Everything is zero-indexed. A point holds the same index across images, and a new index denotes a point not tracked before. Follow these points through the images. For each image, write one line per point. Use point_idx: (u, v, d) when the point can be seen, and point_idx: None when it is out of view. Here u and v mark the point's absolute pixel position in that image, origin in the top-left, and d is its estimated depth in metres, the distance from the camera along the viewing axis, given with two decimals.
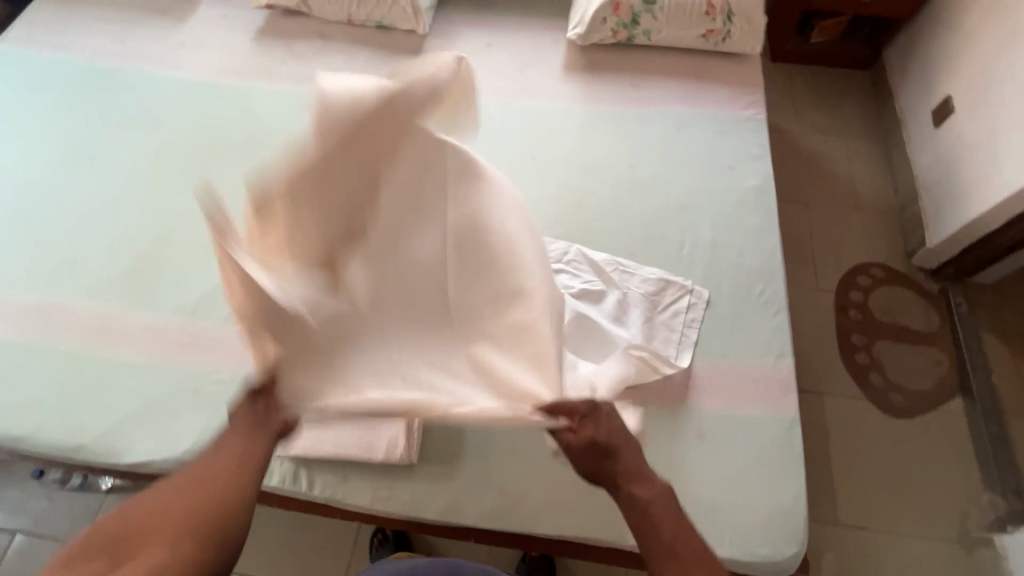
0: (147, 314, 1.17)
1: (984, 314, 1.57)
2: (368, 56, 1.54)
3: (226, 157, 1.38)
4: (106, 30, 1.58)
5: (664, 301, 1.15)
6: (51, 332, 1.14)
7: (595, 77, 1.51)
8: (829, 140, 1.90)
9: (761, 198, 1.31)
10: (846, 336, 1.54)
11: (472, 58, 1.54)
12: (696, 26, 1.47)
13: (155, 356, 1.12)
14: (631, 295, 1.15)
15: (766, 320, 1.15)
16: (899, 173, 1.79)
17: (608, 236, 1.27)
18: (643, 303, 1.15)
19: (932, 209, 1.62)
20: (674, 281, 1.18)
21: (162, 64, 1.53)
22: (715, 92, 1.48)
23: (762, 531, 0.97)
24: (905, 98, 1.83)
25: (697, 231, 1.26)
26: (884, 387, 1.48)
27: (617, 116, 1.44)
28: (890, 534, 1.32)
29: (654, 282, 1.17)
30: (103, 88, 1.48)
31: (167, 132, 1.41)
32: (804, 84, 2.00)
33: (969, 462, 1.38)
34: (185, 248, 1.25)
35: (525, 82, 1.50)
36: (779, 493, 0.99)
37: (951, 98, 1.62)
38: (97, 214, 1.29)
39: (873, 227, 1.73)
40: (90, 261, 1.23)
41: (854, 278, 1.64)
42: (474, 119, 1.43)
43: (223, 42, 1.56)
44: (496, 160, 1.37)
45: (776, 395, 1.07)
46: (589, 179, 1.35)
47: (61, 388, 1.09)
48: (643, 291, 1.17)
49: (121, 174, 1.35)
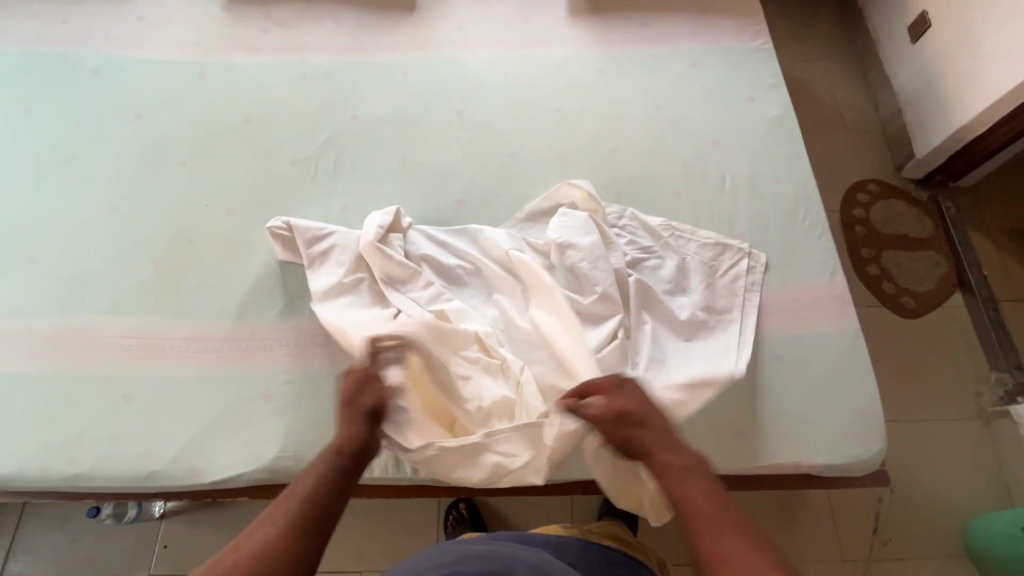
0: (188, 323, 1.07)
1: (968, 216, 1.71)
2: (360, 18, 1.42)
3: (226, 141, 1.25)
4: (44, 11, 1.37)
5: (721, 261, 1.16)
6: (82, 358, 1.03)
7: (602, 20, 1.46)
8: (811, 66, 1.96)
9: (786, 126, 1.34)
10: (857, 252, 1.64)
11: (472, 9, 1.45)
12: None
13: (210, 368, 1.03)
14: (690, 259, 1.16)
15: (814, 242, 1.20)
16: (879, 91, 1.88)
17: (652, 181, 1.26)
18: (700, 264, 1.16)
19: (916, 122, 1.72)
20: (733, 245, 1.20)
21: (122, 45, 1.34)
22: (722, 25, 1.47)
23: (850, 435, 1.04)
24: (878, 17, 1.89)
25: (734, 166, 1.28)
26: (896, 293, 1.60)
27: (633, 57, 1.41)
28: (920, 423, 1.46)
29: (714, 244, 1.16)
30: (56, 77, 1.29)
31: (149, 121, 1.26)
32: (780, 13, 2.04)
33: (975, 348, 1.54)
34: (210, 247, 1.14)
35: (533, 32, 1.43)
36: (857, 399, 1.06)
37: (926, 14, 1.69)
38: (94, 221, 1.15)
39: (863, 146, 1.82)
40: (102, 274, 1.10)
41: (855, 197, 1.73)
42: (490, 74, 1.36)
43: (190, 15, 1.39)
44: (522, 116, 1.32)
45: (837, 310, 1.13)
46: (619, 125, 1.32)
47: (111, 416, 0.99)
48: (702, 256, 1.17)
49: (108, 173, 1.20)
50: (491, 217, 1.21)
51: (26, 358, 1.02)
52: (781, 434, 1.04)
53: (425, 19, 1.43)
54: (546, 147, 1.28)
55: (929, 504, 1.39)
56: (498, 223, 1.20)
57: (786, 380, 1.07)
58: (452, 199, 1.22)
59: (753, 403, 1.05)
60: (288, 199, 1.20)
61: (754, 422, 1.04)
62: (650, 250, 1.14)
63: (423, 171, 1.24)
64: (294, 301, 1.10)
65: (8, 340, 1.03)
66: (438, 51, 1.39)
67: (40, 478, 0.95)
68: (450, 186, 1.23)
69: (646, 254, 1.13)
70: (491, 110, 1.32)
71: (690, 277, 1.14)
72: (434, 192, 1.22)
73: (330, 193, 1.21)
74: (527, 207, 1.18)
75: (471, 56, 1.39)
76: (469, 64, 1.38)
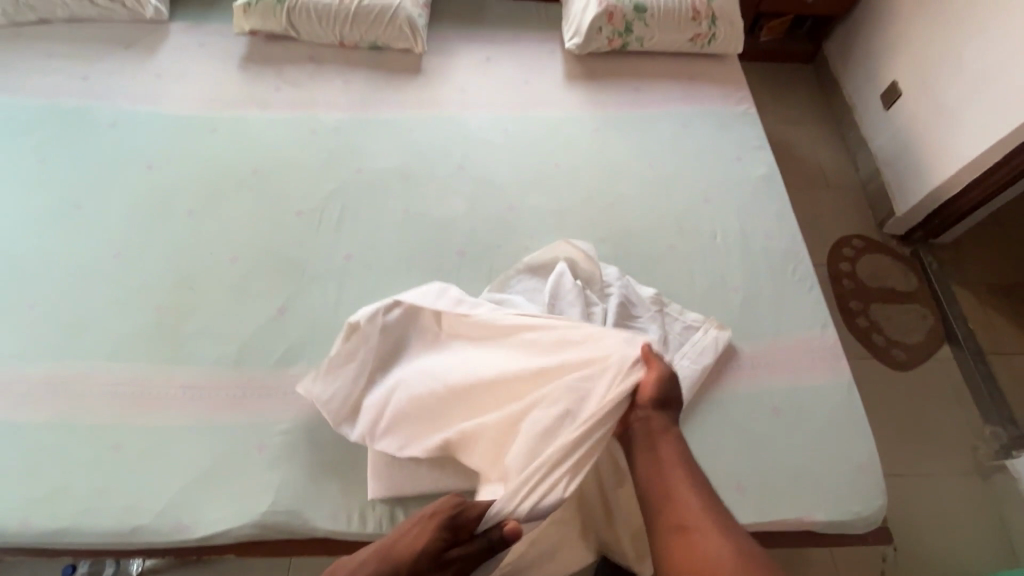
0: (185, 370, 1.06)
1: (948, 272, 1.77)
2: (369, 79, 1.50)
3: (233, 193, 1.28)
4: (66, 68, 1.43)
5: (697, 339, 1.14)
6: (74, 406, 1.01)
7: (597, 85, 1.55)
8: (793, 129, 2.07)
9: (772, 185, 1.41)
10: (846, 304, 1.68)
11: (474, 73, 1.54)
12: (685, 31, 1.56)
13: (205, 417, 1.02)
14: (672, 336, 1.14)
15: (805, 295, 1.24)
16: (857, 153, 1.98)
17: (646, 235, 1.30)
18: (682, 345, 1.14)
19: (895, 183, 1.81)
20: (726, 301, 1.22)
21: (139, 100, 1.40)
22: (710, 92, 1.57)
23: (851, 489, 1.03)
24: (852, 86, 2.03)
25: (725, 222, 1.33)
26: (887, 345, 1.62)
27: (626, 119, 1.49)
28: (920, 477, 1.44)
29: (697, 325, 1.15)
30: (72, 130, 1.34)
31: (160, 171, 1.30)
32: (761, 80, 2.18)
33: (969, 401, 1.55)
34: (212, 295, 1.15)
35: (532, 95, 1.52)
36: (857, 452, 1.07)
37: (897, 84, 1.81)
38: (100, 266, 1.16)
39: (845, 204, 1.90)
40: (102, 320, 1.10)
41: (840, 251, 1.79)
42: (491, 133, 1.43)
43: (206, 73, 1.46)
44: (520, 172, 1.38)
45: (830, 362, 1.15)
46: (615, 182, 1.38)
47: (98, 467, 0.96)
48: (683, 336, 1.15)
49: (116, 221, 1.22)
50: (490, 267, 1.23)
51: (17, 405, 1.01)
52: (783, 489, 1.02)
53: (430, 81, 1.51)
54: (544, 201, 1.33)
55: (935, 564, 1.35)
56: (497, 274, 1.23)
57: (784, 433, 1.07)
58: (453, 249, 1.25)
59: (751, 457, 1.05)
60: (292, 248, 1.22)
61: (754, 476, 1.03)
62: (633, 317, 1.15)
63: (425, 223, 1.28)
64: (293, 349, 1.10)
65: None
66: (442, 110, 1.46)
67: (20, 533, 0.92)
68: (451, 238, 1.27)
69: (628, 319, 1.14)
70: (490, 166, 1.38)
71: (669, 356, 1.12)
72: (435, 243, 1.26)
73: (333, 243, 1.23)
74: (524, 260, 1.20)
75: (473, 116, 1.46)
76: (471, 123, 1.45)
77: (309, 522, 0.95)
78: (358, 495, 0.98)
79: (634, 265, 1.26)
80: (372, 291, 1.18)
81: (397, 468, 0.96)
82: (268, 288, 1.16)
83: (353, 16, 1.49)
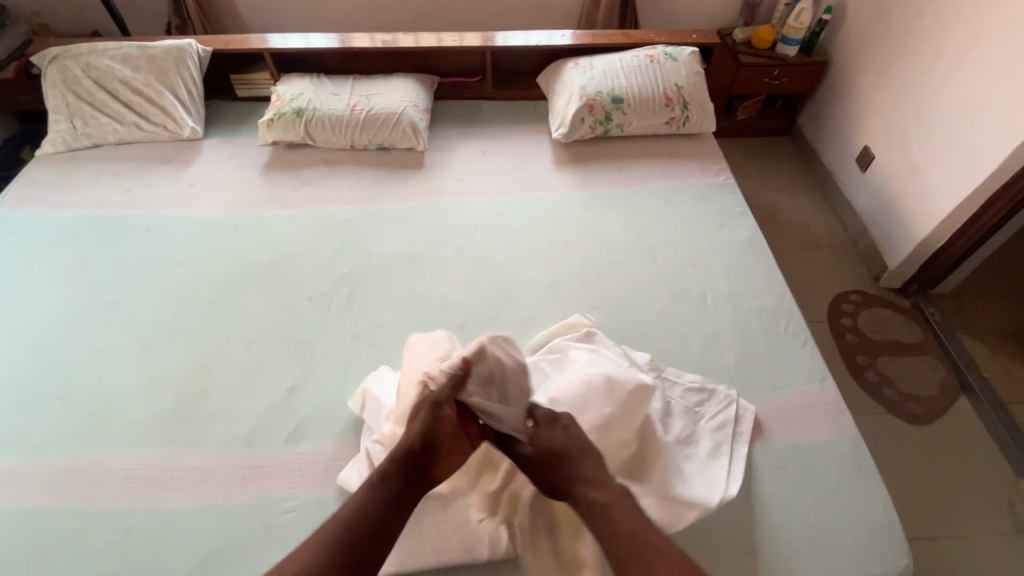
0: (200, 452, 1.10)
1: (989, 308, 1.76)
2: (376, 176, 1.66)
3: (251, 283, 1.40)
4: (112, 183, 1.63)
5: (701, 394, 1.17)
6: (91, 493, 1.04)
7: (583, 167, 1.69)
8: (778, 195, 2.17)
9: (756, 247, 1.48)
10: (852, 359, 1.68)
11: (471, 164, 1.70)
12: (661, 115, 1.72)
13: (214, 498, 1.05)
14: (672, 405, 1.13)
15: (799, 349, 1.26)
16: (844, 212, 2.06)
17: (637, 300, 1.36)
18: (687, 418, 1.13)
19: (884, 238, 1.87)
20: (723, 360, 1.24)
21: (172, 206, 1.57)
22: (689, 166, 1.69)
23: (870, 548, 0.99)
24: (828, 152, 2.16)
25: (712, 284, 1.39)
26: (900, 399, 1.59)
27: (613, 195, 1.61)
28: (957, 539, 1.36)
29: (695, 394, 1.16)
30: (112, 235, 1.49)
31: (188, 267, 1.42)
32: (743, 154, 2.32)
33: (996, 453, 1.49)
34: (228, 378, 1.22)
35: (524, 180, 1.66)
36: (871, 507, 1.03)
37: (868, 148, 1.93)
38: (126, 355, 1.24)
39: (839, 261, 1.95)
40: (123, 407, 1.16)
41: (839, 306, 1.81)
42: (487, 215, 1.56)
43: (234, 179, 1.64)
44: (515, 249, 1.47)
45: (833, 415, 1.15)
46: (604, 252, 1.46)
47: (106, 552, 0.98)
48: (687, 400, 1.16)
49: (145, 314, 1.32)
50: (490, 338, 1.30)
51: (37, 494, 1.04)
52: (799, 550, 0.99)
53: (431, 174, 1.67)
54: (538, 274, 1.42)
55: None
56: None
57: (791, 492, 1.05)
58: (454, 325, 1.32)
59: (759, 518, 1.02)
60: (303, 330, 1.30)
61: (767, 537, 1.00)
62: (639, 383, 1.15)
63: (427, 301, 1.36)
64: (302, 427, 1.15)
65: (19, 476, 1.06)
66: (443, 197, 1.60)
67: None
68: (451, 314, 1.34)
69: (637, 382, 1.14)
70: (487, 244, 1.48)
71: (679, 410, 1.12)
72: (437, 319, 1.33)
73: (341, 324, 1.32)
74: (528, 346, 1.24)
75: (470, 201, 1.60)
76: (469, 207, 1.58)
77: None
78: None
79: (628, 329, 1.30)
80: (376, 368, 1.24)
81: (401, 542, 0.98)
82: (281, 369, 1.23)
83: (363, 123, 1.68)
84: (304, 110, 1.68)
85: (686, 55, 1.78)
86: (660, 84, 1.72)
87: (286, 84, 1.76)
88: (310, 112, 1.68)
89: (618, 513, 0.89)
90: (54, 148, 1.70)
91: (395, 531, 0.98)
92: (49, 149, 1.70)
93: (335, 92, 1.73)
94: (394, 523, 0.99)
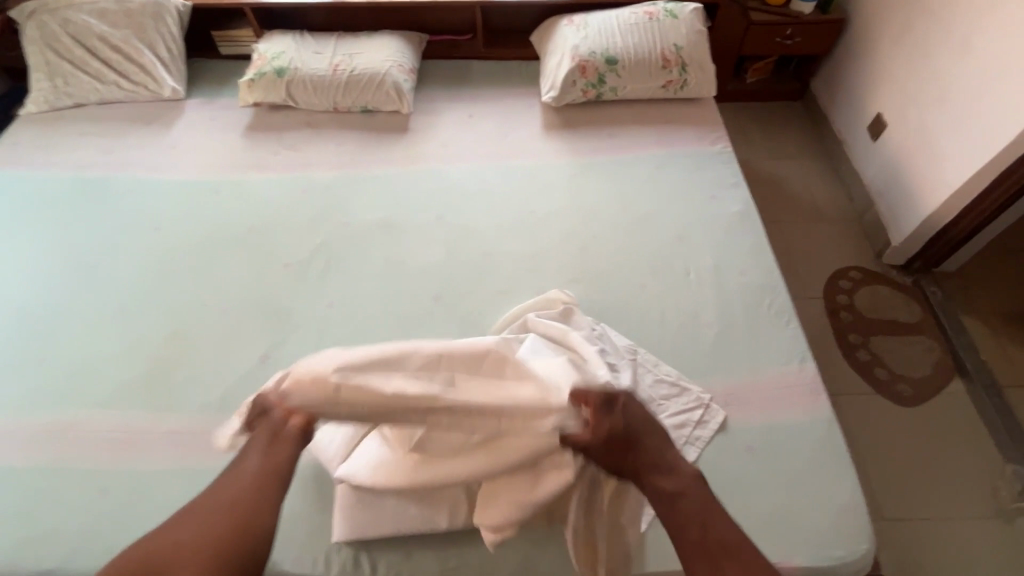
0: (173, 417, 1.12)
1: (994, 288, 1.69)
2: (359, 140, 1.61)
3: (229, 249, 1.39)
4: (95, 144, 1.61)
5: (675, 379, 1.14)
6: (69, 453, 1.08)
7: (574, 133, 1.62)
8: (783, 164, 2.07)
9: (747, 220, 1.42)
10: (844, 338, 1.63)
11: (457, 128, 1.64)
12: (657, 78, 1.63)
13: (185, 462, 1.07)
14: (644, 389, 1.11)
15: (782, 328, 1.22)
16: (851, 184, 1.96)
17: (617, 274, 1.32)
18: (657, 404, 1.10)
19: (889, 212, 1.79)
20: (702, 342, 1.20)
21: (154, 169, 1.55)
22: (684, 133, 1.61)
23: (833, 533, 0.98)
24: (840, 120, 2.04)
25: (698, 259, 1.34)
26: (890, 380, 1.55)
27: (602, 163, 1.55)
28: (935, 522, 1.34)
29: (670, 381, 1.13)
30: (94, 198, 1.48)
31: (167, 231, 1.41)
32: (750, 119, 2.21)
33: (985, 438, 1.46)
34: (204, 345, 1.22)
35: (511, 146, 1.60)
36: (838, 492, 1.02)
37: (881, 115, 1.82)
38: (104, 319, 1.25)
39: (841, 236, 1.87)
40: (101, 370, 1.18)
41: (837, 283, 1.75)
42: (470, 182, 1.51)
43: (215, 143, 1.61)
44: (497, 219, 1.43)
45: (809, 397, 1.12)
46: (588, 223, 1.42)
47: (82, 510, 1.01)
48: (654, 392, 1.12)
49: (124, 278, 1.32)
50: (465, 311, 1.28)
51: (18, 452, 1.08)
52: (761, 532, 0.98)
53: (415, 139, 1.62)
54: (518, 244, 1.38)
55: None
56: (472, 318, 1.27)
57: (758, 474, 1.04)
58: (429, 296, 1.30)
59: (722, 498, 1.02)
60: (278, 298, 1.30)
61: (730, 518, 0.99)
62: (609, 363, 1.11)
63: (404, 271, 1.34)
64: None
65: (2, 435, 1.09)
66: (426, 164, 1.56)
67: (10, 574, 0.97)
68: (426, 285, 1.32)
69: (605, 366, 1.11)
70: (468, 213, 1.45)
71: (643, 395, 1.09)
72: (412, 290, 1.31)
73: (317, 293, 1.31)
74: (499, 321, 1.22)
75: (453, 168, 1.55)
76: (452, 174, 1.53)
77: (273, 564, 0.96)
78: (323, 539, 0.98)
79: (605, 304, 1.27)
80: (349, 338, 1.24)
81: (361, 512, 0.98)
82: (255, 336, 1.24)
83: (346, 84, 1.62)
84: (285, 70, 1.62)
85: (687, 12, 1.67)
86: (658, 45, 1.62)
87: (268, 42, 1.70)
88: (291, 72, 1.62)
89: (692, 500, 0.81)
90: (37, 108, 1.68)
91: (355, 500, 0.99)
92: (32, 108, 1.67)
93: (317, 51, 1.67)
94: (356, 495, 0.99)
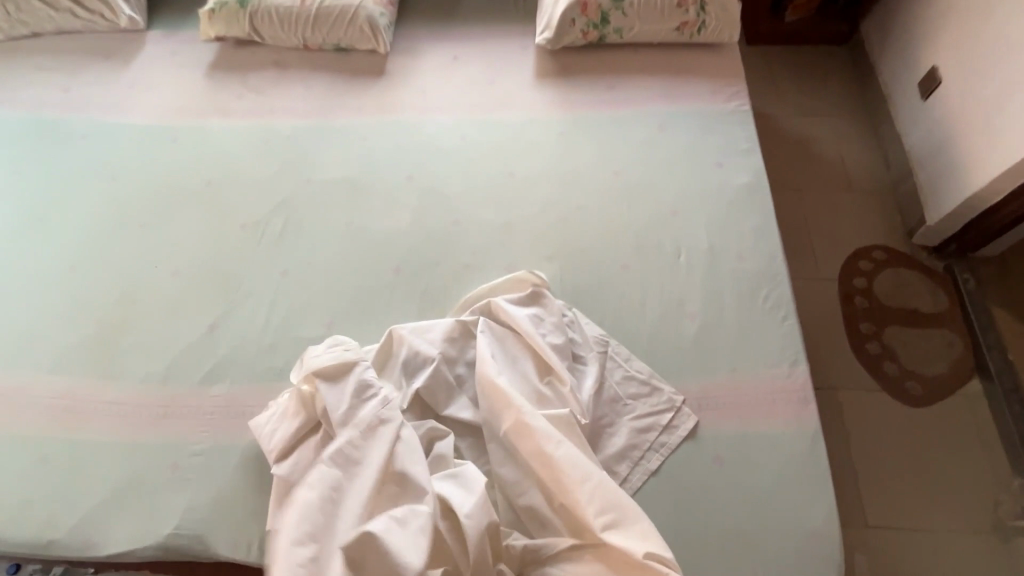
0: (116, 385, 1.08)
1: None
2: (329, 84, 1.46)
3: (183, 204, 1.29)
4: (51, 80, 1.49)
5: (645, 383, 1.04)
6: (13, 417, 1.05)
7: (569, 83, 1.43)
8: (815, 122, 1.83)
9: (755, 195, 1.24)
10: (855, 326, 1.48)
11: (438, 73, 1.46)
12: (670, 19, 1.40)
13: (124, 434, 1.04)
14: (609, 386, 1.03)
15: (776, 325, 1.09)
16: (890, 149, 1.73)
17: (598, 251, 1.19)
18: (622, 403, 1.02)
19: (928, 185, 1.57)
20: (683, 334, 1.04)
21: (111, 111, 1.44)
22: (696, 87, 1.40)
23: (796, 559, 0.90)
24: (888, 71, 1.77)
25: (691, 240, 1.19)
26: (899, 376, 1.42)
27: (596, 120, 1.37)
28: (923, 533, 1.25)
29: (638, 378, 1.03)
30: (47, 141, 1.39)
31: (121, 183, 1.32)
32: (784, 67, 1.93)
33: (995, 447, 1.33)
34: (151, 309, 1.16)
35: (497, 96, 1.42)
36: (811, 515, 0.93)
37: (937, 69, 1.56)
38: (52, 278, 1.20)
39: (870, 209, 1.67)
40: (47, 331, 1.13)
41: (856, 264, 1.58)
42: (447, 138, 1.36)
43: (176, 82, 1.48)
44: (472, 182, 1.29)
45: (794, 406, 1.01)
46: (572, 192, 1.27)
47: (24, 478, 1.00)
48: (621, 389, 1.03)
49: (74, 233, 1.25)
50: (427, 285, 1.17)
51: None
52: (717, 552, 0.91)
53: (391, 84, 1.45)
54: (492, 212, 1.25)
55: None
56: (434, 293, 1.16)
57: (724, 486, 0.95)
58: (390, 267, 1.20)
59: (681, 513, 0.94)
60: (230, 262, 1.21)
61: (686, 536, 0.92)
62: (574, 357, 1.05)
63: (365, 237, 1.23)
64: (218, 367, 1.10)
65: None
66: (400, 114, 1.40)
67: None
68: (389, 255, 1.21)
69: (570, 357, 1.03)
70: (441, 174, 1.31)
71: (606, 394, 1.02)
72: (372, 260, 1.20)
73: (271, 258, 1.21)
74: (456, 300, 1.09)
75: (430, 120, 1.39)
76: (428, 127, 1.38)
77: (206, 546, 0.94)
78: (257, 525, 0.95)
79: (581, 285, 1.15)
80: (300, 310, 1.15)
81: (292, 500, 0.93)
82: (203, 303, 1.16)
83: (315, 18, 1.44)
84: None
85: None
86: None
87: None
88: (256, 2, 1.45)
89: None
90: None
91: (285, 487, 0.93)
92: None
93: None
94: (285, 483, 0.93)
